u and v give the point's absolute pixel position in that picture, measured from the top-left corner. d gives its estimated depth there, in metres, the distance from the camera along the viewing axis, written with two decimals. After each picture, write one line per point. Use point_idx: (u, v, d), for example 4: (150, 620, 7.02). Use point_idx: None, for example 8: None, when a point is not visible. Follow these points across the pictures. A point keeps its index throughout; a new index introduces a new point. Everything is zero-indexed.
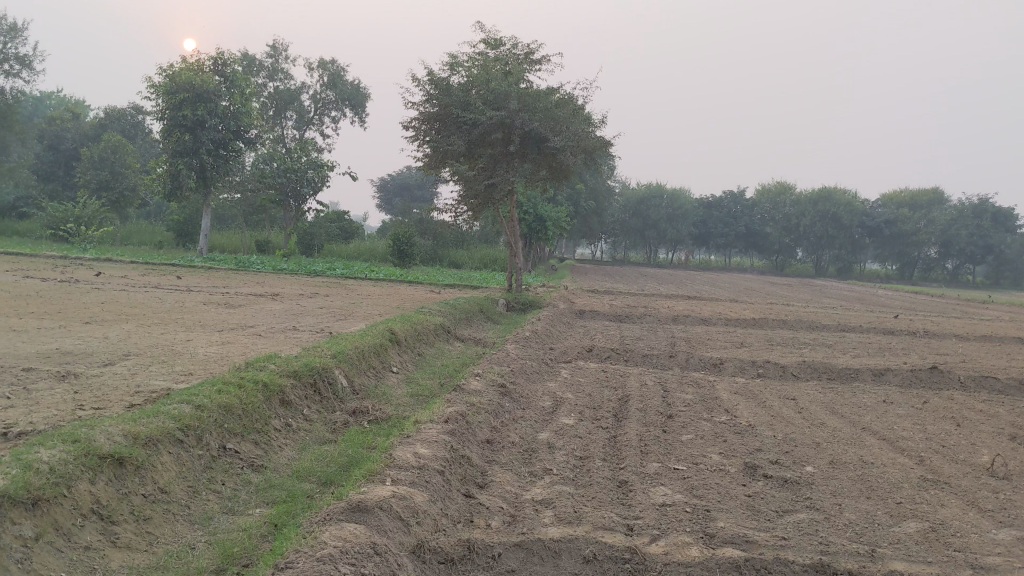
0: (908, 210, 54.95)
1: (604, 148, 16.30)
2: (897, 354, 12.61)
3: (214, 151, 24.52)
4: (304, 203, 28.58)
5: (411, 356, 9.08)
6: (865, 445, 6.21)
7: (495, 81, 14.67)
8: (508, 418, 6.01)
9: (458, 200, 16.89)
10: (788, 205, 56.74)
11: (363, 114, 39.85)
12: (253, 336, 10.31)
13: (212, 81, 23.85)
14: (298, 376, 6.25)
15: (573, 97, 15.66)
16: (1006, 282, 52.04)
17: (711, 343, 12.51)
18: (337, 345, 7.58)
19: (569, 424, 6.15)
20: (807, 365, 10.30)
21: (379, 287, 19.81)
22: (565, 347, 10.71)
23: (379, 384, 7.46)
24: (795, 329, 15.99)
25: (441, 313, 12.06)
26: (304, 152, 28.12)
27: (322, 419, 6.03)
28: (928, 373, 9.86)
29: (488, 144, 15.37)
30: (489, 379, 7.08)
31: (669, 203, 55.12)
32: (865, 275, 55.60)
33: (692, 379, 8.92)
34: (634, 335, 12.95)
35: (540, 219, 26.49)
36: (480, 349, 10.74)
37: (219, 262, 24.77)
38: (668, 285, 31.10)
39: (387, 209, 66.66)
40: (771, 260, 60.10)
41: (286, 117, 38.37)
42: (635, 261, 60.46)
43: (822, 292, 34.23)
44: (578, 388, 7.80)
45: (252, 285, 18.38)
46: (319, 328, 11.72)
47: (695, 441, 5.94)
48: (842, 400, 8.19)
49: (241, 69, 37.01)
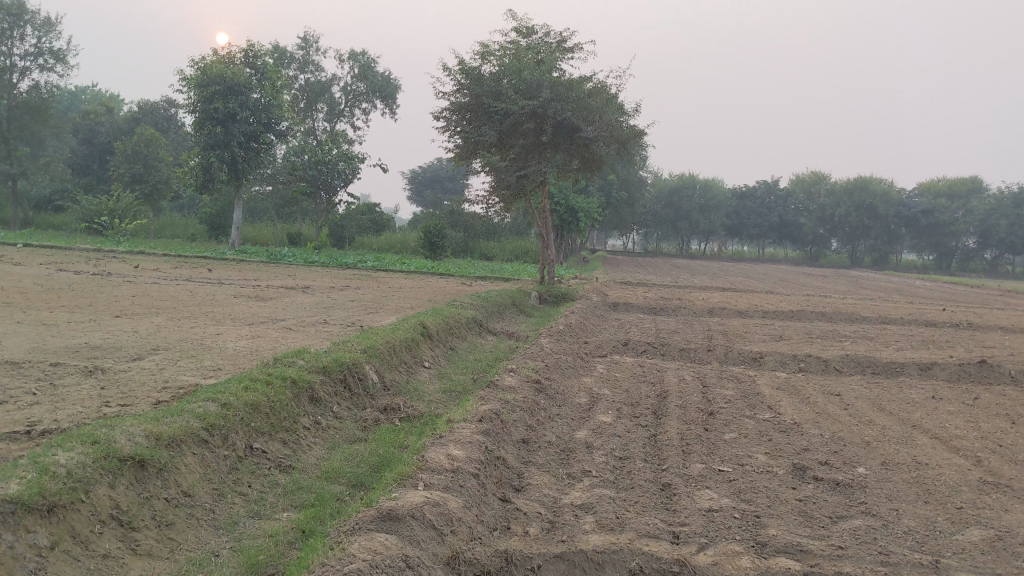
0: (946, 200, 53.98)
1: (637, 138, 16.00)
2: (942, 347, 12.24)
3: (245, 143, 24.51)
4: (335, 195, 28.52)
5: (444, 351, 8.90)
6: (917, 444, 5.92)
7: (527, 71, 14.44)
8: (545, 416, 5.80)
9: (490, 191, 16.68)
10: (823, 195, 55.96)
11: (394, 105, 39.76)
12: (283, 330, 10.18)
13: (243, 73, 23.89)
14: (328, 372, 6.09)
15: (606, 86, 15.38)
16: None
17: (749, 336, 12.22)
18: (368, 339, 7.40)
19: (607, 422, 5.92)
20: (850, 359, 9.99)
21: (411, 280, 19.68)
22: (600, 341, 10.47)
23: (411, 380, 7.28)
24: (834, 322, 15.62)
25: (473, 306, 11.87)
26: (334, 144, 28.09)
27: (352, 417, 5.86)
28: (976, 368, 9.52)
29: (519, 134, 15.14)
30: (524, 374, 6.88)
31: (702, 194, 54.56)
32: (901, 266, 54.68)
33: (732, 374, 8.66)
34: (670, 328, 12.68)
35: (572, 211, 26.22)
36: (513, 343, 10.54)
37: (251, 254, 24.74)
38: (701, 277, 30.69)
39: (418, 200, 66.63)
40: (805, 251, 59.32)
41: (317, 109, 38.38)
42: (667, 252, 59.99)
43: (858, 284, 33.62)
44: (615, 384, 7.57)
45: (284, 278, 18.28)
46: (349, 321, 11.58)
47: (739, 439, 5.69)
48: (889, 396, 7.89)
49: (272, 61, 37.06)
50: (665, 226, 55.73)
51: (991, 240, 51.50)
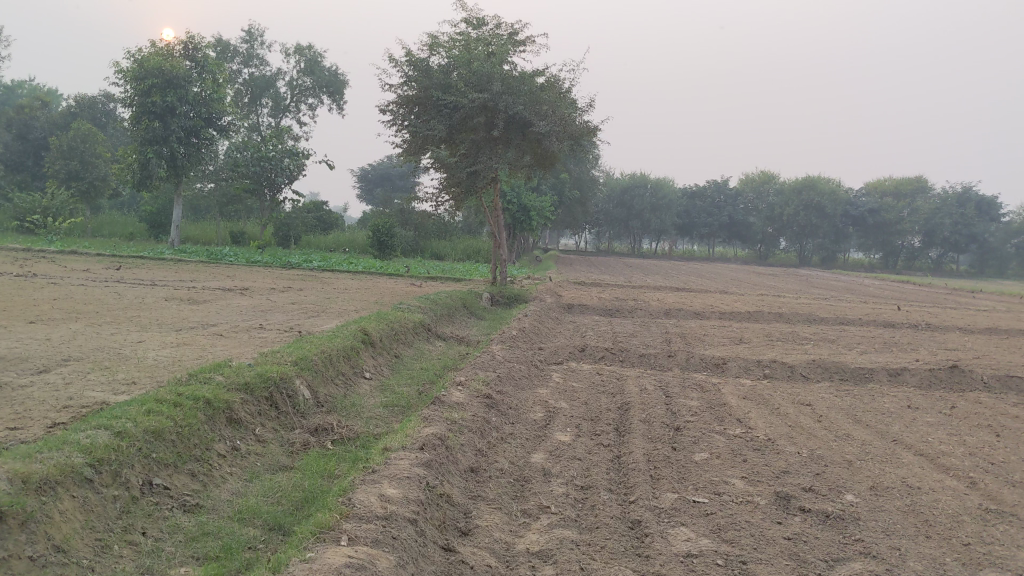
0: (892, 199, 54.37)
1: (590, 134, 15.42)
2: (906, 350, 11.82)
3: (185, 138, 23.47)
4: (279, 192, 27.53)
5: (387, 360, 8.22)
6: (903, 463, 5.40)
7: (477, 62, 13.80)
8: (497, 438, 5.16)
9: (439, 189, 16.01)
10: (772, 195, 56.11)
11: (341, 101, 38.84)
12: (214, 337, 9.40)
13: (182, 66, 22.89)
14: (252, 390, 5.39)
15: (559, 80, 14.80)
16: (991, 270, 51.74)
17: (708, 340, 11.71)
18: (301, 349, 6.69)
19: (565, 441, 5.32)
20: (817, 364, 9.50)
21: (358, 281, 18.89)
22: (555, 347, 9.85)
23: (349, 394, 6.63)
24: (793, 323, 15.22)
25: (421, 309, 11.20)
26: (278, 139, 27.19)
27: (277, 439, 5.19)
28: (948, 373, 9.08)
29: (469, 129, 14.50)
30: (473, 388, 6.23)
31: (653, 193, 54.31)
32: (849, 265, 55.15)
33: (695, 381, 8.10)
34: (627, 332, 12.11)
35: (524, 209, 25.64)
36: (463, 349, 9.90)
37: (192, 253, 23.81)
38: (654, 277, 30.32)
39: (367, 199, 65.64)
40: (755, 250, 59.39)
41: (262, 104, 37.32)
42: (619, 251, 59.72)
43: (810, 283, 33.49)
44: (572, 396, 6.98)
45: (223, 278, 17.40)
46: (288, 326, 10.82)
47: (711, 461, 5.12)
48: (863, 406, 7.38)
49: (215, 54, 35.97)
50: (617, 225, 55.49)
51: (936, 239, 52.14)
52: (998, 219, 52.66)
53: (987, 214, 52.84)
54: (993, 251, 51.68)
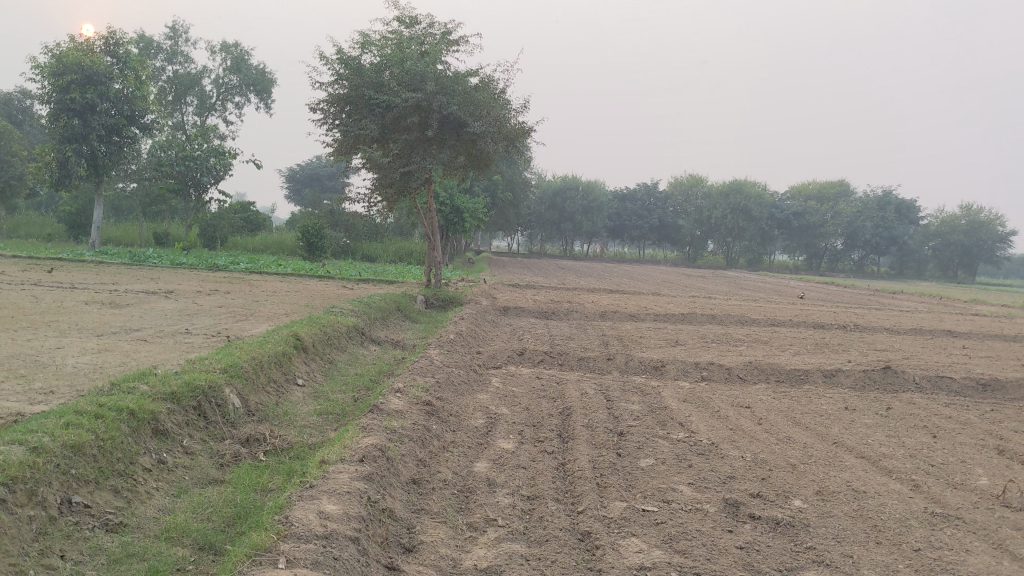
0: (815, 202, 55.68)
1: (524, 135, 15.33)
2: (837, 351, 11.99)
3: (106, 137, 22.70)
4: (205, 192, 26.86)
5: (320, 366, 7.97)
6: (847, 466, 5.38)
7: (410, 61, 13.60)
8: (438, 446, 4.99)
9: (372, 189, 15.75)
10: (700, 197, 56.82)
11: (268, 99, 38.15)
12: (137, 343, 9.01)
13: (102, 61, 22.15)
14: (179, 400, 5.14)
15: (493, 80, 14.68)
16: (909, 272, 54.20)
17: (644, 342, 11.69)
18: (229, 356, 6.42)
19: (508, 449, 5.18)
20: (753, 365, 9.54)
21: (288, 283, 18.50)
22: (492, 351, 9.70)
23: (281, 402, 6.39)
24: (726, 324, 15.37)
25: (354, 313, 10.96)
26: (203, 138, 26.55)
27: (206, 451, 4.95)
28: (881, 374, 9.20)
29: (402, 129, 14.29)
30: (410, 394, 6.05)
31: (584, 195, 54.56)
32: (774, 267, 56.23)
33: (635, 385, 8.02)
34: (563, 334, 12.03)
35: (457, 211, 25.49)
36: (398, 354, 9.70)
37: (114, 255, 23.06)
38: (587, 278, 30.45)
39: (296, 199, 64.64)
40: (684, 252, 60.01)
41: (186, 102, 36.43)
42: (550, 254, 59.87)
43: (738, 284, 34.14)
44: (512, 401, 6.84)
45: (146, 281, 16.84)
46: (215, 331, 10.47)
47: (656, 466, 5.02)
48: (801, 408, 7.39)
49: (138, 51, 34.99)
50: (548, 227, 55.54)
51: (857, 241, 53.98)
52: (916, 223, 55.30)
53: (905, 216, 55.53)
54: (911, 254, 54.09)
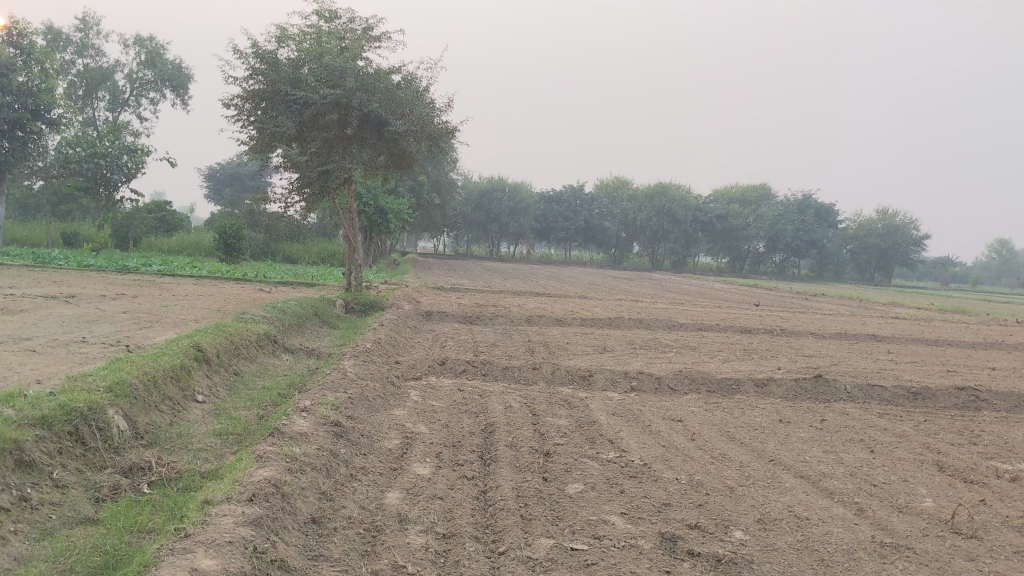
0: (738, 205, 56.59)
1: (448, 135, 14.84)
2: (766, 357, 11.80)
3: (9, 132, 21.44)
4: (116, 191, 25.70)
5: (224, 379, 7.39)
6: (786, 488, 5.06)
7: (329, 57, 13.00)
8: (345, 475, 4.49)
9: (289, 189, 15.09)
10: (625, 200, 57.03)
11: (185, 95, 36.93)
12: (24, 355, 8.28)
13: (4, 53, 20.90)
14: (50, 425, 4.53)
15: (416, 77, 14.19)
16: (829, 274, 55.77)
17: (571, 348, 11.34)
18: (117, 372, 5.82)
19: (424, 475, 4.70)
20: (684, 373, 9.23)
21: (202, 286, 17.71)
22: (413, 361, 9.20)
23: (176, 422, 5.82)
24: (653, 329, 15.13)
25: (267, 320, 10.33)
26: (115, 135, 25.42)
27: (81, 483, 4.36)
28: (813, 383, 8.98)
29: (320, 127, 13.69)
30: (318, 413, 5.51)
31: (510, 197, 54.27)
32: (698, 270, 56.85)
33: (562, 397, 7.61)
34: (488, 341, 11.60)
35: (381, 211, 24.86)
36: (313, 364, 9.13)
37: (17, 256, 21.80)
38: (512, 281, 30.09)
39: (215, 199, 63.01)
40: (609, 254, 60.13)
41: (97, 97, 35.00)
42: (477, 255, 59.40)
43: (664, 287, 34.28)
44: (431, 417, 6.37)
45: (47, 284, 15.86)
46: (114, 339, 9.75)
47: (586, 492, 4.61)
48: (735, 421, 7.06)
49: (46, 43, 33.49)
50: (475, 228, 55.05)
51: (779, 244, 55.09)
52: (834, 226, 56.86)
53: (825, 220, 57.00)
54: (831, 257, 55.63)
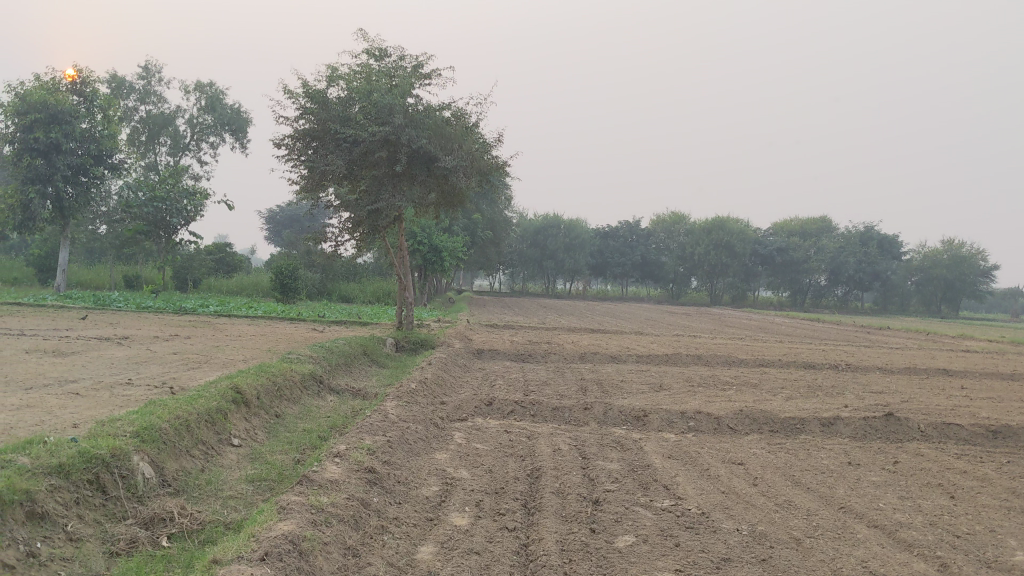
0: (798, 238, 55.66)
1: (498, 170, 14.62)
2: (832, 394, 11.24)
3: (72, 178, 21.76)
4: (175, 234, 25.93)
5: (264, 422, 7.15)
6: (859, 540, 4.61)
7: (378, 94, 12.89)
8: (375, 527, 4.16)
9: (340, 227, 14.99)
10: (682, 235, 56.32)
11: (244, 139, 37.53)
12: (67, 397, 8.13)
13: (68, 100, 21.21)
14: (68, 474, 4.29)
15: (465, 113, 14.03)
16: (894, 307, 53.93)
17: (625, 386, 10.92)
18: (149, 416, 5.60)
19: (461, 527, 4.37)
20: (744, 412, 8.74)
21: (254, 326, 17.68)
22: (460, 401, 8.87)
23: (208, 469, 5.57)
24: (712, 365, 14.63)
25: (313, 360, 10.12)
26: (174, 179, 25.71)
27: (97, 537, 4.09)
28: (883, 422, 8.44)
29: (370, 165, 13.56)
30: (352, 459, 5.21)
31: (565, 233, 54.03)
32: (758, 304, 55.78)
33: (614, 438, 7.21)
34: (539, 380, 11.22)
35: (435, 249, 24.76)
36: (358, 405, 8.87)
37: (78, 299, 22.09)
38: (568, 317, 29.72)
39: (275, 240, 63.91)
40: (667, 290, 59.32)
41: (159, 142, 35.75)
42: (533, 292, 59.11)
43: (724, 322, 33.57)
44: (474, 461, 6.03)
45: (103, 326, 15.93)
46: (160, 381, 9.60)
47: (636, 546, 4.23)
48: (800, 464, 6.59)
49: (110, 91, 34.37)
50: (530, 265, 54.88)
51: (841, 277, 53.64)
52: (899, 257, 55.17)
53: (888, 251, 55.46)
54: (895, 289, 53.84)
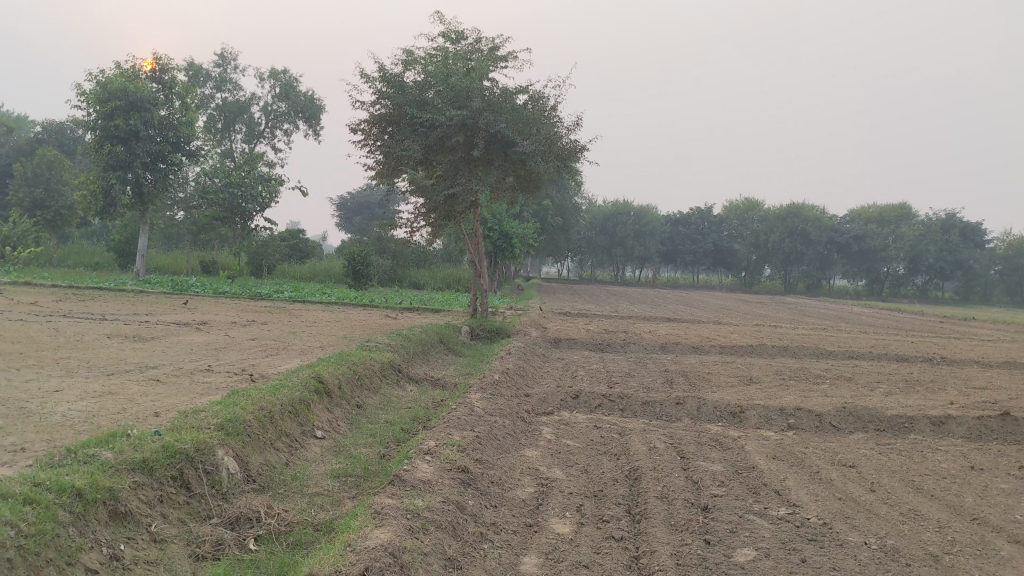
0: (876, 225, 53.61)
1: (575, 154, 14.19)
2: (934, 390, 10.60)
3: (151, 164, 21.96)
4: (251, 220, 26.02)
5: (346, 413, 6.92)
6: (1006, 559, 4.15)
7: (455, 77, 12.58)
8: (474, 534, 3.87)
9: (416, 213, 14.77)
10: (756, 221, 55.31)
11: (318, 126, 37.71)
12: (149, 384, 8.03)
13: (147, 88, 21.33)
14: (151, 470, 4.08)
15: (543, 96, 13.64)
16: (976, 298, 51.11)
17: (713, 379, 10.47)
18: (232, 407, 5.39)
19: (565, 535, 4.04)
20: (846, 409, 8.23)
21: (329, 313, 17.61)
22: (544, 393, 8.53)
23: (293, 463, 5.35)
24: (799, 358, 14.02)
25: (391, 347, 9.89)
26: (251, 166, 25.75)
27: (182, 537, 3.87)
28: (999, 422, 7.84)
29: (446, 149, 13.28)
30: (443, 457, 4.92)
31: (636, 220, 53.31)
32: (833, 293, 54.42)
33: (712, 437, 6.80)
34: (621, 371, 10.83)
35: (506, 236, 24.43)
36: (439, 396, 8.62)
37: (156, 284, 22.33)
38: (641, 306, 29.12)
39: (345, 226, 64.55)
40: (739, 277, 58.42)
41: (235, 130, 36.16)
42: (601, 279, 58.66)
43: (801, 311, 32.59)
44: (569, 460, 5.71)
45: (181, 311, 16.00)
46: (239, 368, 9.47)
47: (759, 561, 3.85)
48: (918, 468, 6.10)
49: (187, 79, 34.84)
50: (600, 252, 54.35)
51: (921, 266, 51.57)
52: (982, 246, 52.22)
53: (970, 240, 52.53)
54: (979, 278, 51.22)
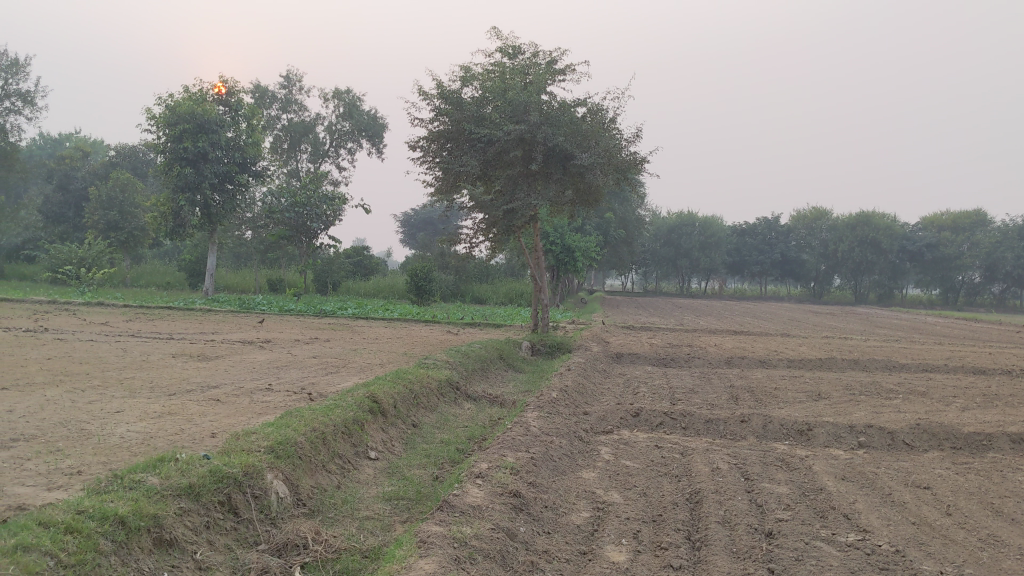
0: (950, 233, 52.11)
1: (635, 167, 13.97)
2: (1016, 404, 10.11)
3: (218, 185, 22.34)
4: (315, 238, 26.28)
5: (401, 433, 6.83)
6: None
7: (513, 92, 12.49)
8: (524, 564, 3.73)
9: (476, 228, 14.70)
10: (825, 231, 54.35)
11: (381, 143, 38.06)
12: (209, 404, 8.05)
13: (214, 110, 21.71)
14: (198, 495, 4.03)
15: (602, 109, 13.48)
16: None
17: (780, 395, 10.15)
18: (284, 429, 5.34)
19: (620, 564, 3.87)
20: (920, 426, 7.86)
21: (391, 329, 17.65)
22: (604, 411, 8.34)
23: (345, 485, 5.27)
24: (871, 371, 13.56)
25: (450, 365, 9.81)
26: (315, 185, 26.01)
27: (227, 565, 3.80)
28: None
29: (504, 164, 13.19)
30: (495, 480, 4.79)
31: (701, 231, 52.61)
32: (906, 303, 52.59)
33: (778, 456, 6.55)
34: (684, 387, 10.58)
35: (568, 249, 24.25)
36: (497, 414, 8.50)
37: (223, 303, 22.67)
38: (707, 319, 28.63)
39: (409, 243, 65.10)
40: (808, 288, 57.18)
41: (301, 150, 36.69)
42: (667, 292, 58.00)
43: (873, 322, 31.63)
44: (627, 482, 5.53)
45: (245, 330, 16.16)
46: (299, 387, 9.47)
47: None
48: (997, 489, 5.78)
49: (254, 101, 35.49)
50: (664, 264, 53.77)
51: (999, 274, 49.29)
52: None
53: None
54: None
